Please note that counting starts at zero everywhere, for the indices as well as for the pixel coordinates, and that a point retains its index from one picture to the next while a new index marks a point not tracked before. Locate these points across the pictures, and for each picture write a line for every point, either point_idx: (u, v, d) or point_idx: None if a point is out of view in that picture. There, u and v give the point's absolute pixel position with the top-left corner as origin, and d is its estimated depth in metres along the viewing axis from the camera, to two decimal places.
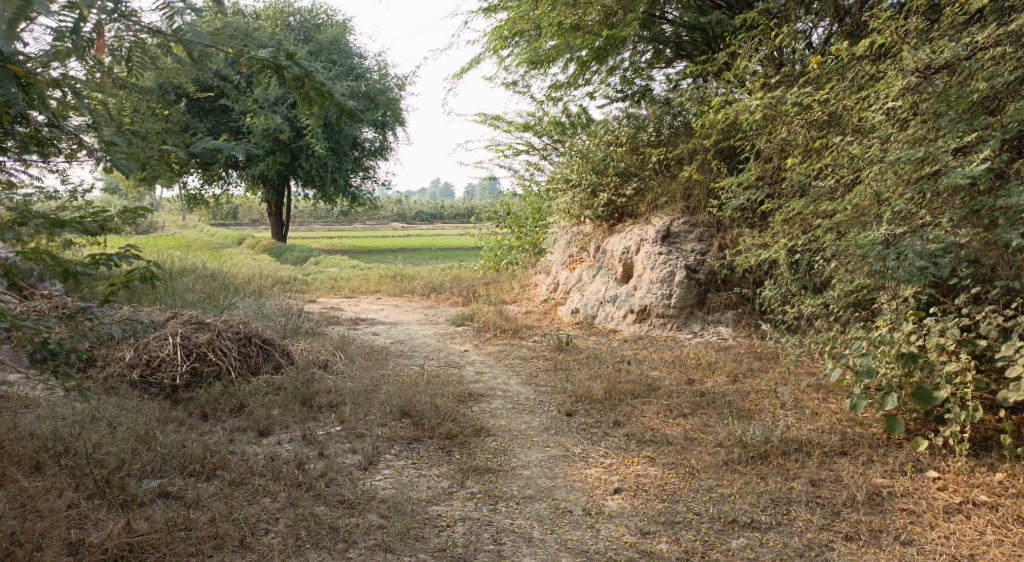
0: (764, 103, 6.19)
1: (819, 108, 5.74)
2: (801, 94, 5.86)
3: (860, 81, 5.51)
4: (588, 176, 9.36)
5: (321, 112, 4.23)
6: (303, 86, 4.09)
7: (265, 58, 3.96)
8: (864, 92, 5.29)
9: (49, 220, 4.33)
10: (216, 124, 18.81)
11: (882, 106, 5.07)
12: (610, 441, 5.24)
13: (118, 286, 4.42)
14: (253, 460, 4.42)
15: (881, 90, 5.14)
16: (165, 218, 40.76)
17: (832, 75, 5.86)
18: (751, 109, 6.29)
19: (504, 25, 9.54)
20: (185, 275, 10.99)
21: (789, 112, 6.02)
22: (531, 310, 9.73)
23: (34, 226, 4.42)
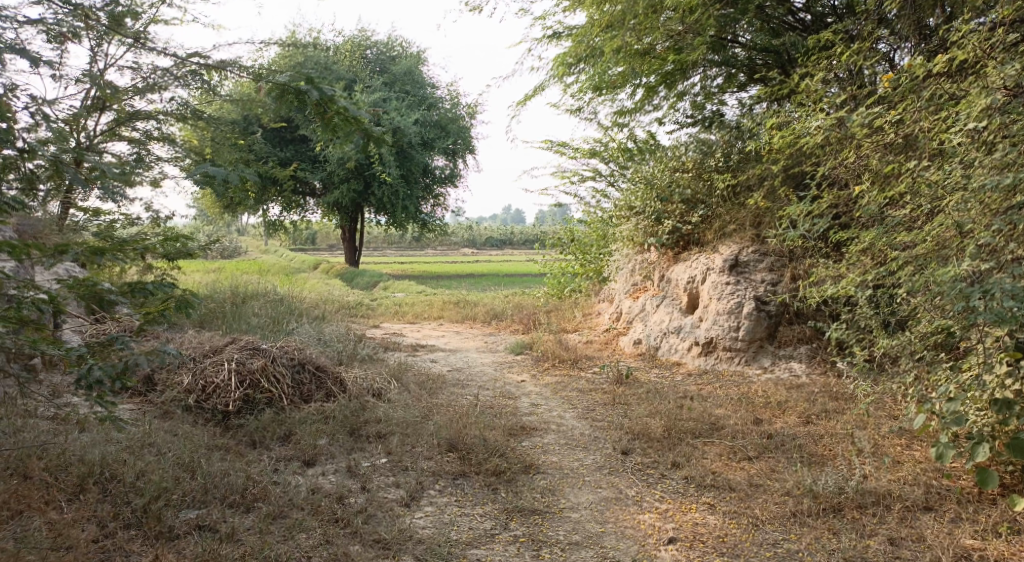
0: (830, 125, 5.87)
1: (893, 130, 5.38)
2: (873, 115, 5.51)
3: (940, 101, 5.12)
4: (653, 203, 9.09)
5: (346, 135, 4.80)
6: (326, 112, 4.66)
7: (285, 84, 4.52)
8: (944, 112, 4.91)
9: (87, 249, 4.35)
10: (293, 154, 19.28)
11: (962, 127, 4.70)
12: (667, 484, 4.96)
13: (152, 313, 4.43)
14: (295, 492, 4.29)
15: (964, 110, 4.75)
16: (244, 242, 42.04)
17: (909, 94, 5.48)
18: (818, 133, 5.96)
19: (568, 53, 9.34)
20: (254, 300, 11.15)
21: (860, 135, 5.67)
22: (592, 340, 9.48)
23: (74, 255, 4.41)
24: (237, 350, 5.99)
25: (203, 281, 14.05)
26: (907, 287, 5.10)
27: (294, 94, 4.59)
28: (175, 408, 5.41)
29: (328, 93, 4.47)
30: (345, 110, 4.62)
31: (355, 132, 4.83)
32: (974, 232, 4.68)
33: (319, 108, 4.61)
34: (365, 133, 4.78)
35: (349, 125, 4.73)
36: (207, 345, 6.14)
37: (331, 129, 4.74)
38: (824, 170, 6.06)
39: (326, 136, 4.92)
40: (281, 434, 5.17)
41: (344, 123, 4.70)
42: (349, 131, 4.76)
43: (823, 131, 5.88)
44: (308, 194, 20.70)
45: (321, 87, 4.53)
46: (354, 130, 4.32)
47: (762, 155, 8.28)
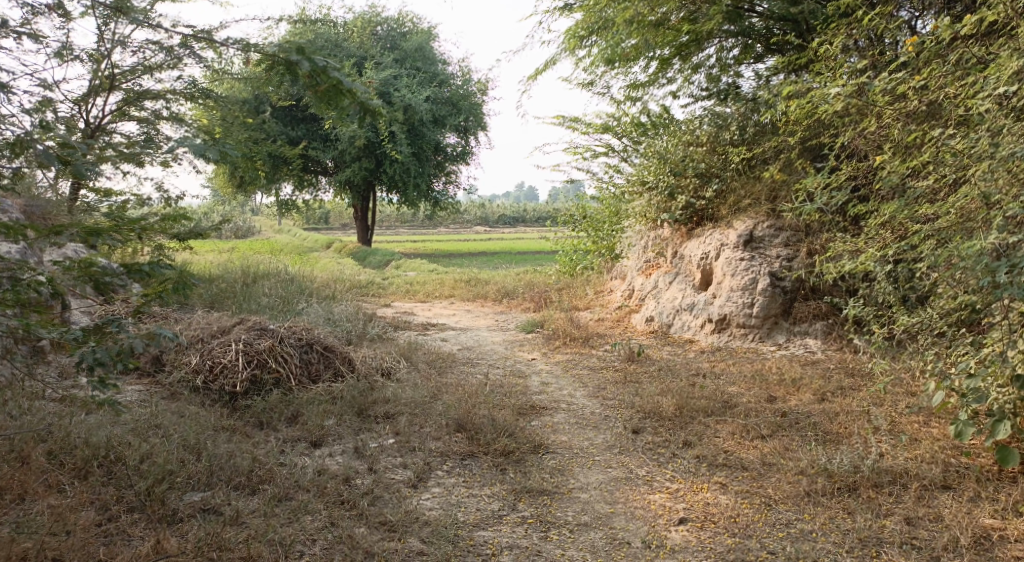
0: (848, 93, 5.68)
1: (915, 97, 5.21)
2: (894, 82, 5.33)
3: (966, 66, 4.93)
4: (666, 178, 8.94)
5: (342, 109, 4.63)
6: (319, 83, 4.50)
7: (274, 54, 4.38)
8: (970, 77, 4.72)
9: (82, 229, 4.29)
10: (306, 132, 19.20)
11: (989, 91, 4.52)
12: (679, 464, 4.88)
13: (152, 293, 4.37)
14: (301, 473, 4.24)
15: (992, 74, 4.56)
16: (258, 222, 42.11)
17: (933, 59, 5.29)
18: (835, 101, 5.77)
19: (579, 25, 9.16)
20: (265, 279, 11.12)
21: (881, 103, 5.50)
22: (604, 317, 9.39)
23: (70, 235, 4.34)
24: (245, 330, 5.94)
25: (215, 261, 14.05)
26: (928, 261, 4.96)
27: (285, 66, 4.51)
28: (183, 388, 5.39)
29: (319, 65, 4.39)
30: (339, 81, 4.46)
31: (349, 107, 4.76)
32: (1000, 204, 4.51)
33: (311, 80, 4.51)
34: (361, 106, 4.60)
35: (343, 99, 4.66)
36: (214, 325, 6.10)
37: (325, 102, 4.58)
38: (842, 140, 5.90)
39: (323, 109, 4.76)
40: (289, 415, 5.13)
41: (338, 97, 4.62)
42: (343, 105, 4.69)
43: (842, 100, 5.69)
44: (320, 173, 20.64)
45: (311, 58, 4.44)
46: (347, 103, 4.21)
47: (777, 127, 8.12)
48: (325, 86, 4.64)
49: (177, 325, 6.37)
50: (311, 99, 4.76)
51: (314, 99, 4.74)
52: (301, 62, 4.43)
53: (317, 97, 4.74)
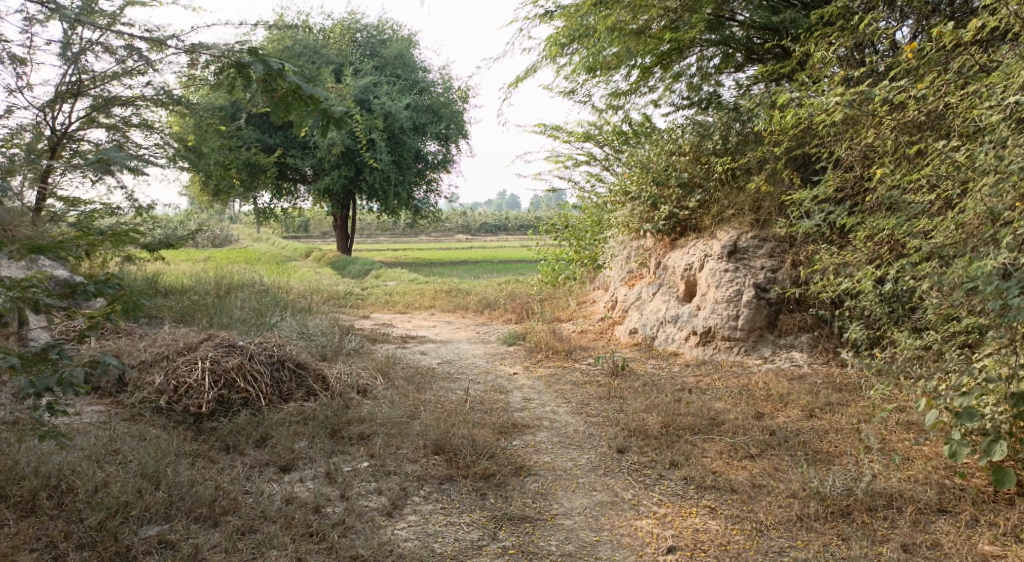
0: (846, 102, 5.35)
1: (916, 107, 5.02)
2: (895, 91, 5.13)
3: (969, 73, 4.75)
4: (648, 188, 8.78)
5: (301, 116, 4.61)
6: (275, 89, 4.54)
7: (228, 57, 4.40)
8: (975, 86, 4.55)
9: (25, 246, 4.01)
10: (284, 140, 18.93)
11: (995, 100, 4.35)
12: (665, 486, 4.70)
13: (99, 315, 4.07)
14: (269, 502, 4.02)
15: (999, 82, 4.39)
16: (237, 230, 41.59)
17: (935, 66, 5.11)
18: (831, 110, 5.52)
19: (560, 32, 8.99)
20: (239, 291, 10.83)
21: (881, 113, 5.28)
22: (587, 329, 9.20)
23: (13, 253, 4.06)
24: (212, 348, 5.66)
25: (190, 272, 13.75)
26: (933, 280, 4.74)
27: (240, 70, 4.41)
28: (145, 410, 5.12)
29: (275, 68, 4.28)
30: (296, 88, 4.45)
31: (311, 112, 4.65)
32: (1008, 220, 4.31)
33: (266, 85, 4.54)
34: (321, 114, 4.58)
35: (304, 105, 4.56)
36: (180, 342, 5.82)
37: (282, 108, 4.59)
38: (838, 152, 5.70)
39: (283, 117, 4.74)
40: (257, 437, 4.88)
41: (298, 103, 4.52)
42: (304, 111, 4.58)
43: (840, 110, 5.41)
44: (299, 181, 20.34)
45: (267, 62, 4.34)
46: (311, 111, 4.07)
47: (762, 136, 8.00)
48: (284, 92, 4.53)
49: (141, 341, 6.09)
50: (271, 104, 4.66)
51: (274, 104, 4.64)
52: (258, 66, 4.33)
53: (277, 103, 4.63)
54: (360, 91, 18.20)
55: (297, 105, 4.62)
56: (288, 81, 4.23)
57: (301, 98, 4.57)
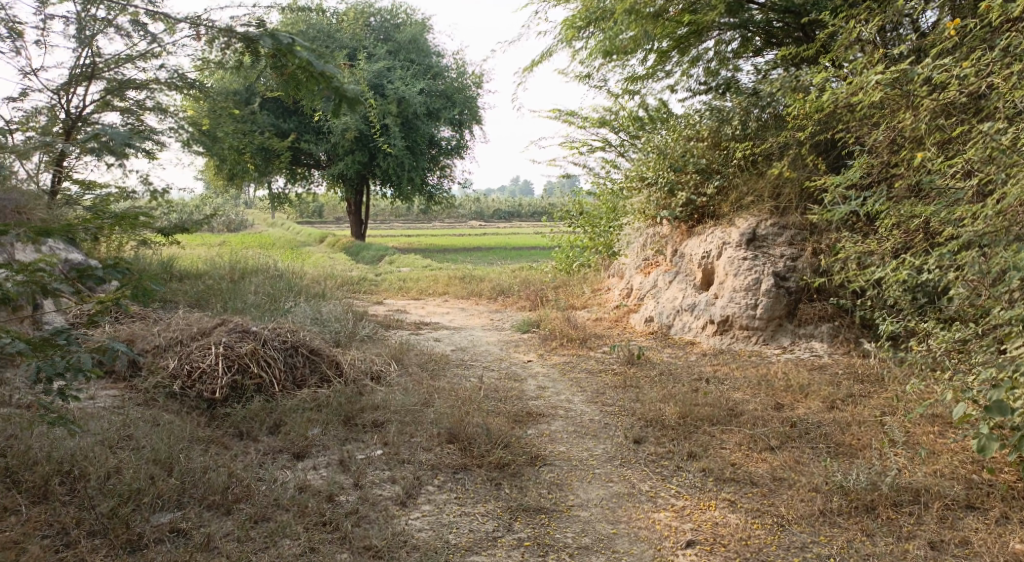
0: (888, 82, 5.37)
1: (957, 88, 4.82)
2: (940, 70, 4.91)
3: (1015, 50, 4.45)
4: (666, 174, 8.63)
5: (313, 94, 4.54)
6: (287, 66, 4.45)
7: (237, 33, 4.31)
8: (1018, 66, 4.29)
9: (33, 228, 3.93)
10: (297, 124, 18.86)
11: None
12: (684, 478, 4.61)
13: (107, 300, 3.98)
14: (283, 490, 3.98)
15: None
16: (251, 214, 41.67)
17: (981, 46, 4.89)
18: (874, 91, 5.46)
19: (577, 15, 8.83)
20: (252, 276, 10.79)
21: (923, 95, 5.13)
22: (602, 317, 9.11)
23: (22, 235, 3.99)
24: (225, 333, 5.60)
25: (204, 256, 13.74)
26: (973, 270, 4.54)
27: (249, 46, 4.33)
28: (158, 395, 5.08)
29: (285, 44, 4.21)
30: (307, 65, 4.37)
31: (323, 91, 4.57)
32: None
33: (275, 62, 4.46)
34: (331, 92, 4.51)
35: (316, 83, 4.47)
36: (193, 327, 5.78)
37: (293, 86, 4.52)
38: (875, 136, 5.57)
39: (294, 95, 4.66)
40: (270, 424, 4.83)
41: (310, 81, 4.44)
42: (316, 89, 4.49)
43: (882, 90, 5.36)
44: (313, 166, 20.28)
45: (277, 37, 4.27)
46: (324, 88, 3.97)
47: (787, 120, 7.83)
48: (294, 69, 4.46)
49: (155, 326, 6.06)
50: (282, 82, 4.58)
51: (285, 82, 4.55)
52: (267, 41, 4.23)
53: (288, 81, 4.56)
54: (374, 75, 18.11)
55: (309, 83, 4.54)
56: (299, 57, 4.13)
57: (312, 77, 4.48)
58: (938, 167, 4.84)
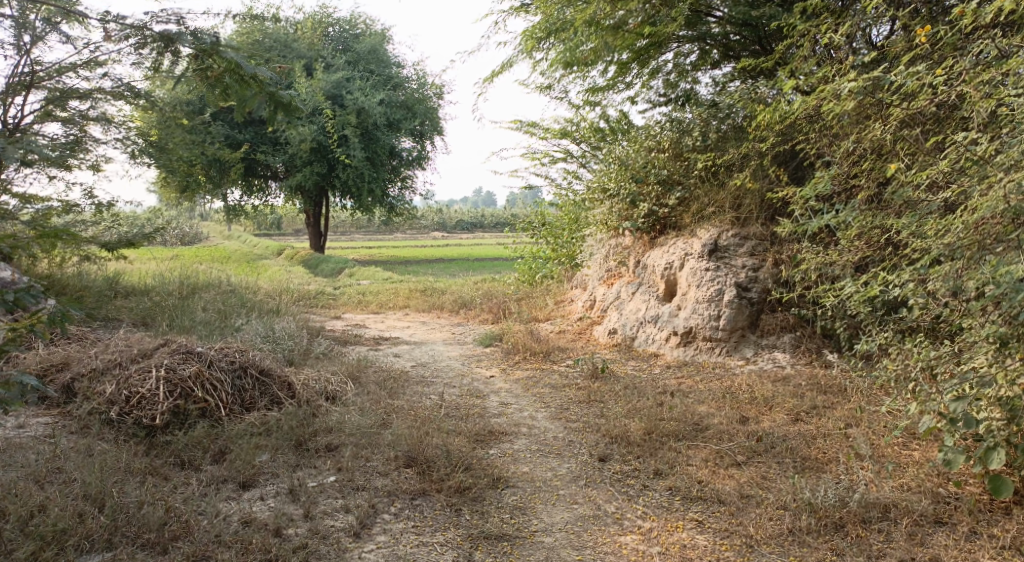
0: (860, 89, 5.14)
1: (928, 95, 4.66)
2: (911, 76, 4.78)
3: (985, 58, 4.31)
4: (627, 185, 8.56)
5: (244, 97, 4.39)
6: (215, 69, 4.30)
7: (158, 36, 4.15)
8: (987, 76, 4.17)
9: None
10: (255, 136, 18.49)
11: (1004, 90, 4.06)
12: (650, 497, 4.47)
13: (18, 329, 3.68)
14: (225, 524, 3.77)
15: (1012, 68, 4.04)
16: (208, 228, 40.89)
17: (949, 51, 4.79)
18: (847, 99, 5.26)
19: (535, 26, 8.72)
20: (205, 292, 10.45)
21: (894, 102, 4.96)
22: (565, 330, 8.97)
23: None
24: (168, 355, 5.33)
25: (156, 271, 13.33)
26: (945, 283, 4.43)
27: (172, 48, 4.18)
28: (95, 422, 4.81)
29: (211, 44, 4.06)
30: (235, 66, 4.23)
31: (254, 95, 4.47)
32: None
33: (203, 64, 4.30)
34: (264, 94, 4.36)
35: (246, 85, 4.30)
36: (135, 348, 5.51)
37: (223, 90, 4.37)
38: (846, 146, 5.40)
39: (226, 99, 4.51)
40: (214, 451, 4.59)
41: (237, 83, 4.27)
42: (245, 93, 4.38)
43: (855, 98, 5.13)
44: (271, 178, 19.89)
45: (203, 37, 4.12)
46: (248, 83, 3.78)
47: (748, 131, 7.77)
48: (222, 72, 4.31)
49: (94, 348, 5.77)
50: (208, 85, 4.47)
51: (213, 84, 4.41)
52: (189, 40, 4.09)
53: (214, 84, 4.45)
54: (332, 86, 17.86)
55: (238, 87, 4.43)
56: (226, 56, 4.00)
57: (242, 80, 4.36)
58: (912, 179, 4.71)
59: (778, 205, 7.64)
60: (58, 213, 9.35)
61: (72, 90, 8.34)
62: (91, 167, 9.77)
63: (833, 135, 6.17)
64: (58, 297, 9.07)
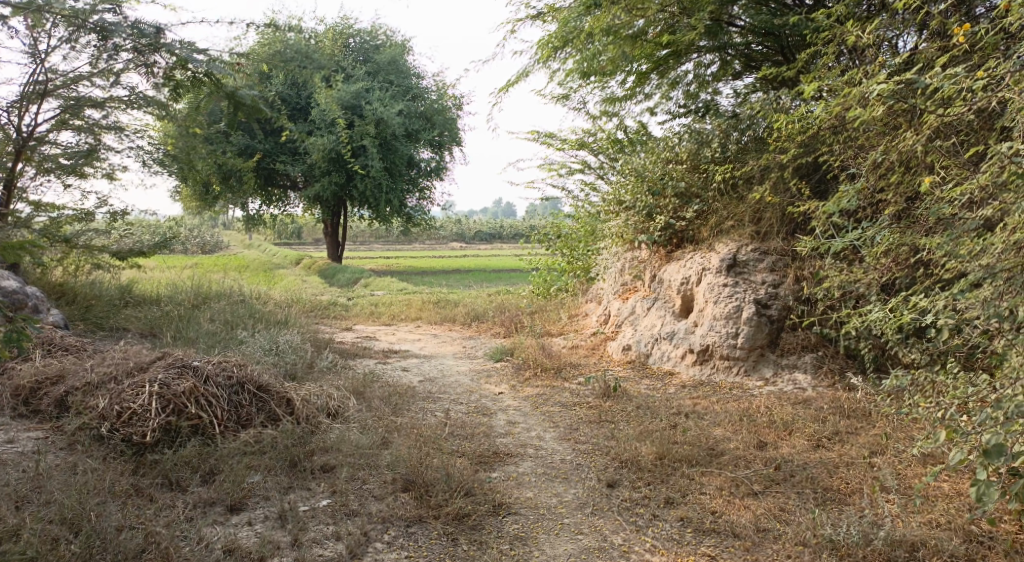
0: (892, 93, 4.85)
1: (966, 103, 4.38)
2: (949, 80, 4.47)
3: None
4: (643, 197, 8.32)
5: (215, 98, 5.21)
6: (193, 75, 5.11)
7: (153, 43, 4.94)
8: None
9: None
10: (273, 146, 18.40)
11: None
12: (660, 528, 4.25)
13: None
14: (209, 552, 3.60)
15: None
16: (229, 236, 41.03)
17: (988, 55, 4.50)
18: (878, 105, 4.97)
19: (553, 35, 8.49)
20: (215, 302, 10.31)
21: (928, 109, 4.66)
22: (578, 345, 8.72)
23: None
24: (163, 368, 5.16)
25: (170, 279, 13.24)
26: (984, 307, 4.14)
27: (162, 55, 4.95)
28: (85, 439, 4.65)
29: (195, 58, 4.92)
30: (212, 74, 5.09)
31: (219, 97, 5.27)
32: None
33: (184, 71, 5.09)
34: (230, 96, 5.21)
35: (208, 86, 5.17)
36: (131, 361, 5.34)
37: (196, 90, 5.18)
38: (874, 157, 5.12)
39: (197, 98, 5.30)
40: (204, 471, 4.40)
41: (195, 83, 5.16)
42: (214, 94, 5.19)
43: (886, 104, 4.84)
44: (289, 188, 19.80)
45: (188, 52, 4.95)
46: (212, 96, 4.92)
47: (769, 143, 7.51)
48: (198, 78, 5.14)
49: (90, 360, 5.60)
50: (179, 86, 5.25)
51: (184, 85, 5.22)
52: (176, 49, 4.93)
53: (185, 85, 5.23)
54: (351, 96, 17.76)
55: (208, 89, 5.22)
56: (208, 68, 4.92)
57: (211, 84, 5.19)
58: (947, 195, 4.43)
59: (799, 220, 7.36)
60: (70, 221, 9.25)
61: (85, 99, 8.22)
62: (105, 175, 9.68)
63: (858, 147, 5.91)
64: (67, 305, 8.95)
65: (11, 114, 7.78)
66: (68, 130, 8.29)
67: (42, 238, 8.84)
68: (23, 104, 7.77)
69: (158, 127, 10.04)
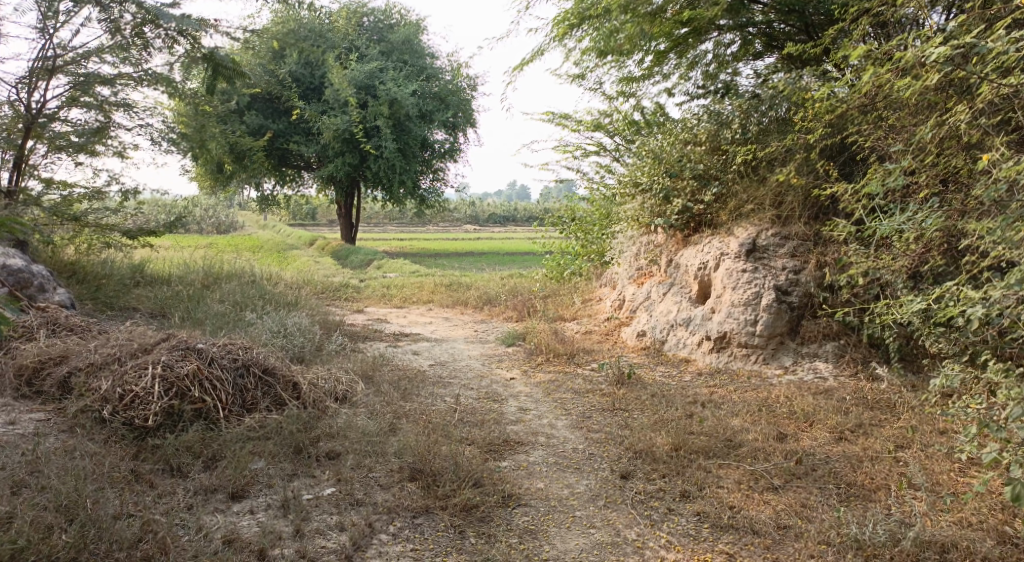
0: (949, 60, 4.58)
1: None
2: (1012, 46, 4.22)
3: None
4: (660, 179, 8.10)
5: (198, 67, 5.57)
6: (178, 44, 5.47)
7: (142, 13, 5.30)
8: None
9: None
10: (287, 126, 18.25)
11: None
12: (676, 523, 4.10)
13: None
14: (208, 543, 3.52)
15: None
16: (245, 216, 41.00)
17: None
18: (931, 74, 4.71)
19: (569, 12, 8.25)
20: (226, 282, 10.21)
21: (987, 77, 4.41)
22: (591, 330, 8.55)
23: None
24: (166, 350, 5.03)
25: (182, 258, 13.16)
26: None
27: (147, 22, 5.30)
28: (87, 421, 4.55)
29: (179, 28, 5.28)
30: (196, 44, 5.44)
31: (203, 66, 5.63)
32: None
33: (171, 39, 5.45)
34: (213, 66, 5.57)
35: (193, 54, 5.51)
36: (135, 342, 5.22)
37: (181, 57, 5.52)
38: (922, 132, 4.88)
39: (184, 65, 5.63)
40: (207, 457, 4.28)
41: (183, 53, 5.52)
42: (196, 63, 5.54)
43: (940, 73, 4.59)
44: (303, 168, 19.66)
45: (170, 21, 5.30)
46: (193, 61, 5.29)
47: (794, 123, 7.28)
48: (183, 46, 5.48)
49: (95, 341, 5.49)
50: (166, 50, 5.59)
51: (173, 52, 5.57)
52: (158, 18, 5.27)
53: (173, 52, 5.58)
54: (366, 76, 17.54)
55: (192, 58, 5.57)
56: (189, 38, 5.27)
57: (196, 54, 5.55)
58: (1002, 174, 4.20)
59: (822, 204, 7.13)
60: (81, 199, 9.15)
61: (95, 76, 8.09)
62: (118, 153, 9.57)
63: (890, 127, 5.67)
64: (77, 284, 8.86)
65: (20, 91, 7.69)
66: (78, 108, 8.17)
67: (52, 217, 8.74)
68: (31, 81, 7.64)
69: (171, 105, 9.90)
